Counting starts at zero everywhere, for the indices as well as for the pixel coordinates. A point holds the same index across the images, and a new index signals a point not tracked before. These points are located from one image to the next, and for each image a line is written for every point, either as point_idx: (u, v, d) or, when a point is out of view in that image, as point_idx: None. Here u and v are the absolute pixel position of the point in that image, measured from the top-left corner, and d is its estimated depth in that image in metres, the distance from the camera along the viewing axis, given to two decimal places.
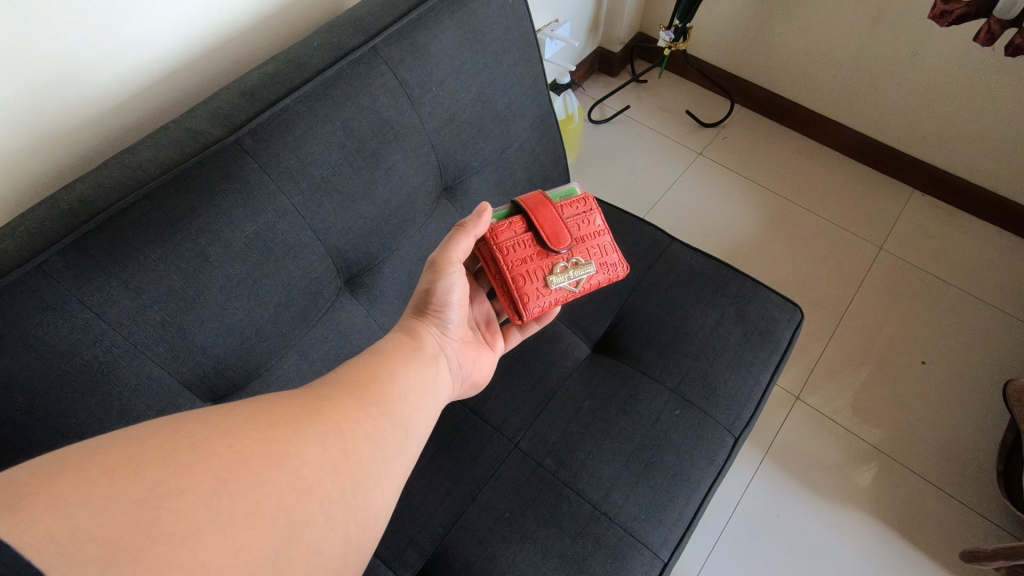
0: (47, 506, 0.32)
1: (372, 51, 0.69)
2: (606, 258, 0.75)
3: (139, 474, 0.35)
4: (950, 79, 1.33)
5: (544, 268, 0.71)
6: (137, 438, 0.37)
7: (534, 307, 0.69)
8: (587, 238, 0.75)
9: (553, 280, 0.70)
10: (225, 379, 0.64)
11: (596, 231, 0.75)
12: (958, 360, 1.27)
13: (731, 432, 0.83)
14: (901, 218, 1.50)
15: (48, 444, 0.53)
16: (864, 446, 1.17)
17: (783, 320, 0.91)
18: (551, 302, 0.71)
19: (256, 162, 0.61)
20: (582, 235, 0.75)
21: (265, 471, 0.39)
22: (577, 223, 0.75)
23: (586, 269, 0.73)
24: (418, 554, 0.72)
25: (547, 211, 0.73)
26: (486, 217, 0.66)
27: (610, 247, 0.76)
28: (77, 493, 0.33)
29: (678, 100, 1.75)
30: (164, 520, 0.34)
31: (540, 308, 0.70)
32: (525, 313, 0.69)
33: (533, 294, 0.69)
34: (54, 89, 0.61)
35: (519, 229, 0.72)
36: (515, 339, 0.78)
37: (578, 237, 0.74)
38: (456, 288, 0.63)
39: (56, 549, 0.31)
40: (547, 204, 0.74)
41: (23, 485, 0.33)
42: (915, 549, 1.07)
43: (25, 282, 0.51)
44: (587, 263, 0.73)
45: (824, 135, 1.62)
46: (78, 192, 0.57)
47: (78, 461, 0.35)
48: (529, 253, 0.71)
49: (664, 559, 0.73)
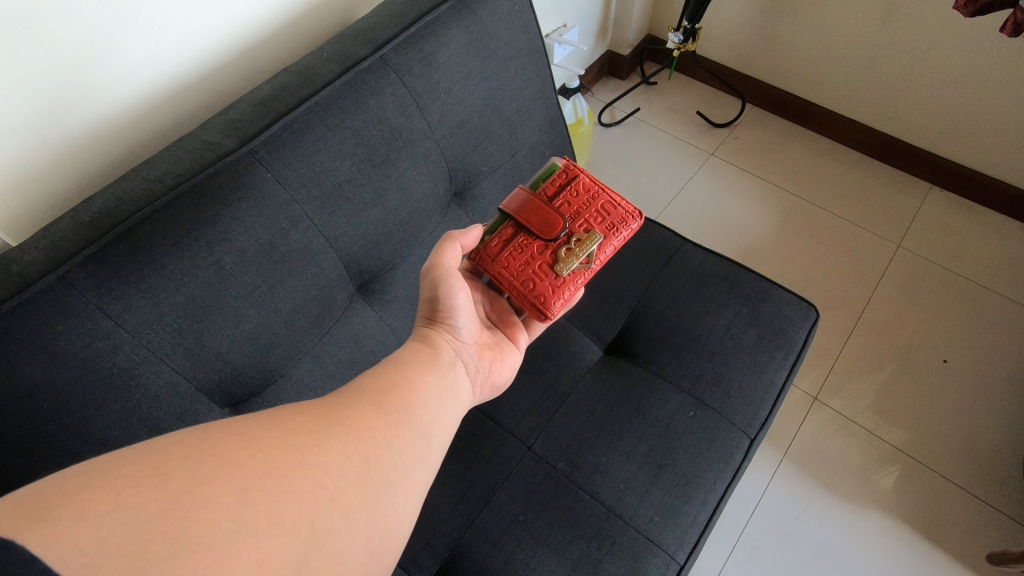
0: (76, 518, 0.33)
1: (380, 60, 0.70)
2: (608, 220, 0.73)
3: (164, 484, 0.36)
4: (967, 72, 1.31)
5: (550, 261, 0.70)
6: (161, 449, 0.38)
7: (556, 302, 0.69)
8: (581, 211, 0.73)
9: (562, 266, 0.69)
10: (241, 385, 0.65)
11: (587, 199, 0.74)
12: (980, 359, 1.24)
13: (746, 433, 0.82)
14: (919, 215, 1.47)
15: (71, 451, 0.55)
16: (885, 447, 1.15)
17: (798, 319, 0.90)
18: (572, 289, 0.71)
19: (269, 171, 0.62)
20: (576, 211, 0.73)
21: (287, 480, 0.40)
22: (568, 199, 0.74)
23: (591, 239, 0.70)
24: (433, 558, 0.72)
25: (532, 204, 0.72)
26: (473, 233, 0.67)
27: (608, 208, 0.74)
28: (104, 505, 0.34)
29: (689, 101, 1.75)
30: (191, 531, 0.35)
31: (563, 299, 0.70)
32: (549, 312, 0.69)
33: (549, 290, 0.69)
34: (71, 105, 0.62)
35: (511, 236, 0.72)
36: (540, 328, 0.79)
37: (572, 214, 0.73)
38: (462, 293, 0.63)
39: (85, 561, 0.31)
40: (530, 197, 0.73)
41: (51, 497, 0.34)
42: (940, 552, 1.04)
43: (48, 291, 0.52)
44: (590, 233, 0.71)
45: (838, 132, 1.61)
46: (97, 204, 0.59)
47: (104, 471, 0.36)
48: (530, 254, 0.71)
49: (680, 561, 0.73)
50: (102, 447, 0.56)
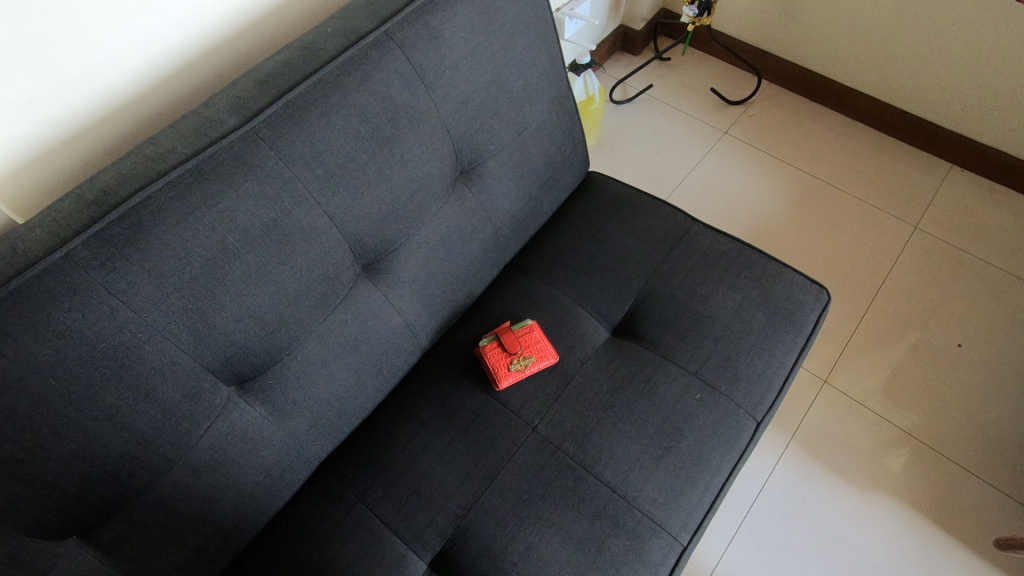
0: None
1: (384, 35, 0.69)
2: (544, 348, 0.83)
3: None
4: (993, 47, 1.26)
5: (506, 361, 0.82)
6: None
7: (506, 378, 0.81)
8: (532, 341, 0.83)
9: (513, 365, 0.81)
10: (246, 364, 0.65)
11: (536, 334, 0.84)
12: (996, 343, 1.22)
13: (753, 416, 0.81)
14: (938, 196, 1.44)
15: (81, 429, 0.55)
16: (895, 431, 1.14)
17: (808, 302, 0.89)
18: (514, 375, 0.81)
19: (272, 149, 0.62)
20: (526, 342, 0.83)
21: None
22: (537, 324, 0.86)
23: (530, 360, 0.82)
24: (437, 535, 0.72)
25: (500, 341, 0.83)
26: None
27: (544, 341, 0.84)
28: None
29: (703, 77, 1.71)
30: None
31: (510, 378, 0.81)
32: (500, 383, 0.81)
33: (502, 368, 0.81)
34: (77, 81, 0.62)
35: (487, 357, 0.83)
36: None
37: (524, 344, 0.83)
38: None
39: None
40: (497, 341, 0.84)
41: None
42: (950, 538, 1.03)
43: (52, 270, 0.52)
44: (530, 356, 0.82)
45: (858, 111, 1.56)
46: (101, 182, 0.59)
47: None
48: (495, 359, 0.82)
49: (683, 543, 0.73)
50: (111, 424, 0.57)
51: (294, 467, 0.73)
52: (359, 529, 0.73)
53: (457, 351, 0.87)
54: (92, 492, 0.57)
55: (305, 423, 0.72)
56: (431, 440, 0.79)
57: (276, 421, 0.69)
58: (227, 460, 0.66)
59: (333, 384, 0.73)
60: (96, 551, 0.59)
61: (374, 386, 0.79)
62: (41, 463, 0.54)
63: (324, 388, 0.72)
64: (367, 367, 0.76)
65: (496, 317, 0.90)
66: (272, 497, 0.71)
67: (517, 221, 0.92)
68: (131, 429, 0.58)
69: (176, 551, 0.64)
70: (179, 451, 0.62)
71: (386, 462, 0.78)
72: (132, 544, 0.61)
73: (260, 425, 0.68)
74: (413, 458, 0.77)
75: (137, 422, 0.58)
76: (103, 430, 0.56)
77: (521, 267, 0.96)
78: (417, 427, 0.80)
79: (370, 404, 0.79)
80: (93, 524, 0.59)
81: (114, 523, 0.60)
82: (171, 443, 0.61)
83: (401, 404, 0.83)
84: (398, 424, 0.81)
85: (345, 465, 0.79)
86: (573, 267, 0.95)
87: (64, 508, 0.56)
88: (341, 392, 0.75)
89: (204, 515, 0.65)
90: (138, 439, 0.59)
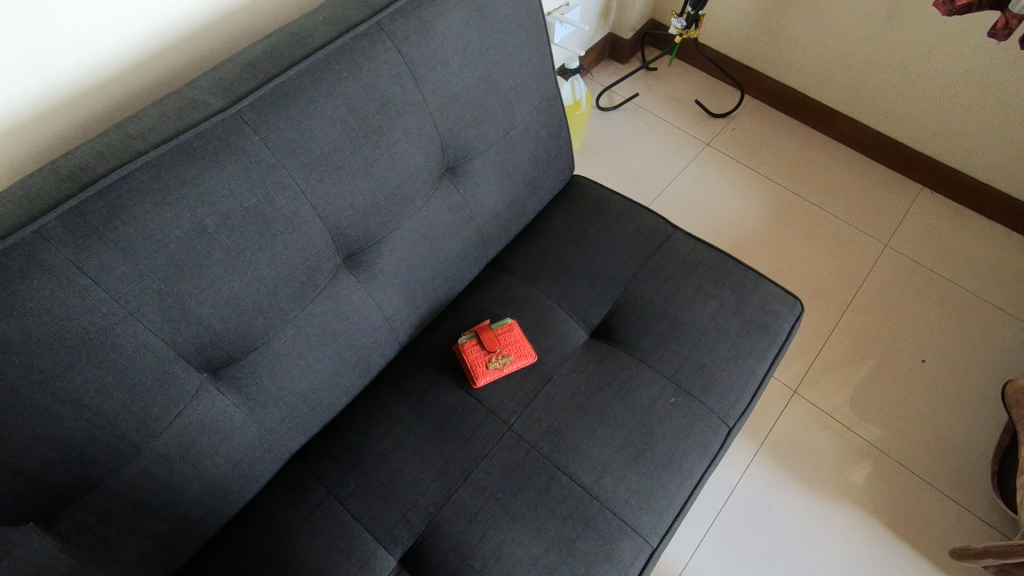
0: None
1: (376, 26, 0.69)
2: (522, 348, 0.83)
3: None
4: (964, 75, 1.31)
5: (485, 359, 0.81)
6: None
7: (483, 376, 0.81)
8: (511, 340, 0.83)
9: (492, 363, 0.81)
10: (221, 352, 0.64)
11: (516, 333, 0.84)
12: (957, 360, 1.26)
13: (725, 422, 0.83)
14: (908, 216, 1.48)
15: (46, 410, 0.53)
16: (860, 443, 1.17)
17: (782, 312, 0.91)
18: (491, 374, 0.81)
19: (257, 134, 0.61)
20: (506, 342, 0.83)
21: None
22: (516, 324, 0.86)
23: (509, 360, 0.82)
24: (408, 531, 0.72)
25: (481, 339, 0.83)
26: None
27: (523, 340, 0.84)
28: None
29: (688, 89, 1.73)
30: None
31: (487, 376, 0.81)
32: (478, 382, 0.80)
33: (480, 366, 0.81)
34: (55, 55, 0.60)
35: (466, 354, 0.82)
36: None
37: (504, 343, 0.83)
38: None
39: None
40: (477, 339, 0.83)
41: None
42: (908, 548, 1.06)
43: (23, 245, 0.51)
44: (509, 355, 0.82)
45: (836, 130, 1.61)
46: (78, 158, 0.57)
47: None
48: (474, 356, 0.82)
49: (653, 545, 0.74)
50: (77, 407, 0.55)
51: (264, 458, 0.72)
52: (328, 523, 0.72)
53: (435, 348, 0.87)
54: (53, 476, 0.55)
55: (278, 414, 0.71)
56: (406, 435, 0.78)
57: (249, 410, 0.68)
58: (195, 449, 0.64)
59: (308, 376, 0.72)
60: (55, 539, 0.57)
61: (350, 379, 0.78)
62: (1, 446, 0.52)
63: (299, 379, 0.71)
64: (344, 360, 0.76)
65: (476, 315, 0.90)
66: (241, 488, 0.70)
67: (500, 220, 0.92)
68: (97, 413, 0.56)
69: (139, 540, 0.62)
70: (147, 438, 0.60)
71: (359, 456, 0.77)
72: (93, 532, 0.59)
73: (232, 414, 0.67)
74: (387, 453, 0.77)
75: (105, 406, 0.57)
76: (68, 414, 0.55)
77: (503, 267, 0.97)
78: (392, 422, 0.79)
79: (345, 398, 0.79)
80: (53, 510, 0.58)
81: (75, 510, 0.58)
82: (139, 430, 0.59)
83: (376, 399, 0.83)
84: (373, 419, 0.80)
85: (317, 458, 0.78)
86: (555, 269, 0.95)
87: (23, 493, 0.54)
88: (317, 384, 0.74)
89: (170, 504, 0.64)
90: (104, 424, 0.57)
